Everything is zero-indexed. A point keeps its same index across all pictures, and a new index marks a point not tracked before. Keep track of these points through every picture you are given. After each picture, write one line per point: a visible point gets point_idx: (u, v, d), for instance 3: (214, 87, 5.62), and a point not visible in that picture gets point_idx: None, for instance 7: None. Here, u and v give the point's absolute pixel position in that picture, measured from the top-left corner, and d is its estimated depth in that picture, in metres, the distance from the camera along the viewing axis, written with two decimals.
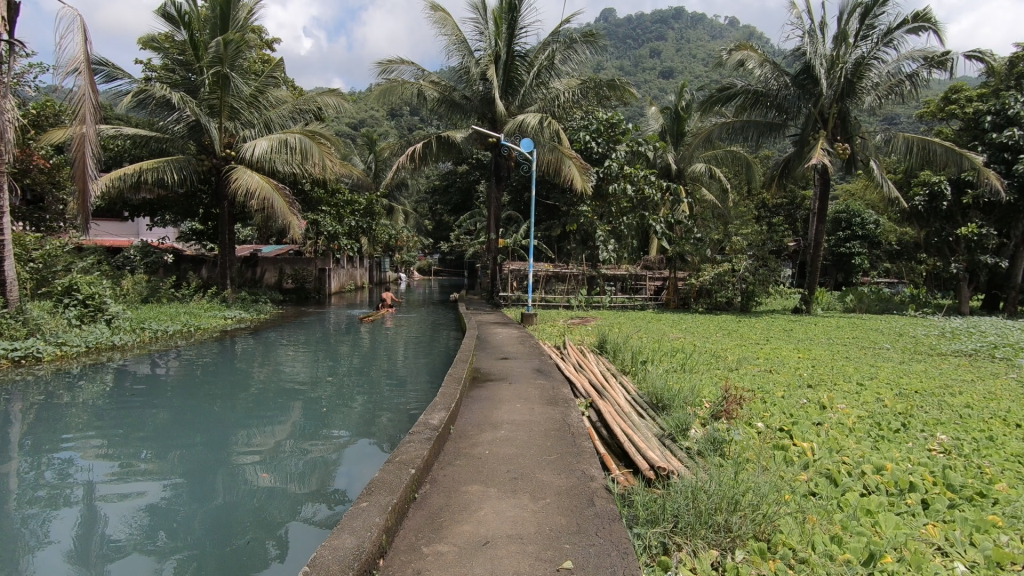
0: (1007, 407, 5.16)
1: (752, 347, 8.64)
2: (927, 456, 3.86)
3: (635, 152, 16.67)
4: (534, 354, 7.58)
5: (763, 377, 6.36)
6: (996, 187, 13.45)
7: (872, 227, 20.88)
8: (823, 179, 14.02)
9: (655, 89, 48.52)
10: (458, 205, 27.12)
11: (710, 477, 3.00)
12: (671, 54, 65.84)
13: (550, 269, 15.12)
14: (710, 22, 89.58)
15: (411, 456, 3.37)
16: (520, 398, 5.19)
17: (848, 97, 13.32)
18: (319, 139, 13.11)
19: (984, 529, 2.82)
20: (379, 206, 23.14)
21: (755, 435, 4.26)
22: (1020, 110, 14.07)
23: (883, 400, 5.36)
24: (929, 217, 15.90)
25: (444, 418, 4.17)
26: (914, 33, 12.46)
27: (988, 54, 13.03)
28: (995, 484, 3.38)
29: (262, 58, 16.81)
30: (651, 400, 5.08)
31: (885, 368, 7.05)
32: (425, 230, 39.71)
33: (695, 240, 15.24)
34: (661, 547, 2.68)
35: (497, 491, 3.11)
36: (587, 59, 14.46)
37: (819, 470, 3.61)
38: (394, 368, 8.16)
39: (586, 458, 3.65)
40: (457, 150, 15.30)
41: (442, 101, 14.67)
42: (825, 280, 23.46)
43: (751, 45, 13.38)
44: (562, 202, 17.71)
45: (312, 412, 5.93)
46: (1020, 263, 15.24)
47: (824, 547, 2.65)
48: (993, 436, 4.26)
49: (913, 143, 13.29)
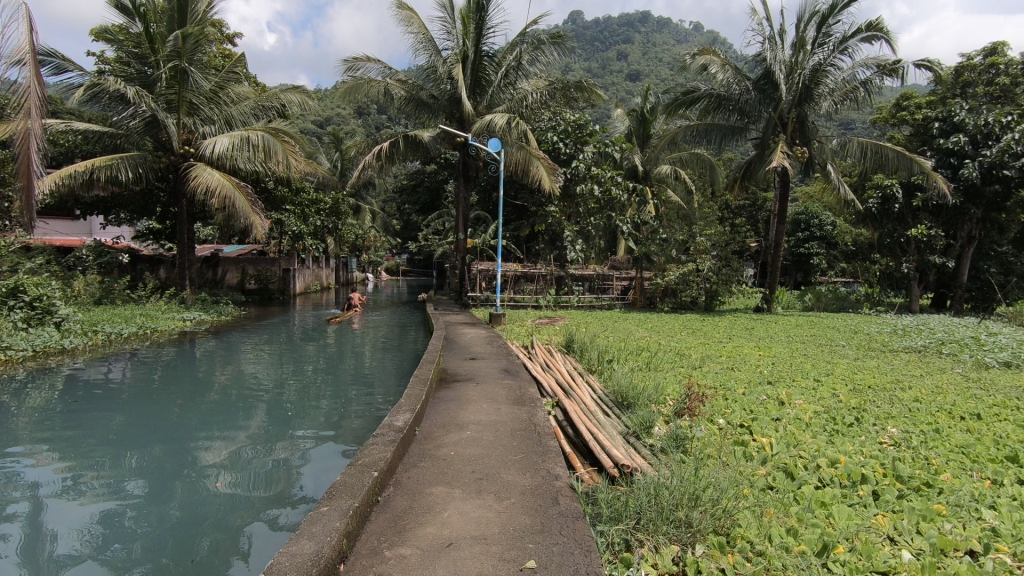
0: (952, 401, 5.39)
1: (715, 345, 8.80)
2: (878, 448, 4.01)
3: (602, 153, 16.65)
4: (500, 354, 7.60)
5: (724, 374, 6.51)
6: (944, 191, 14.08)
7: (829, 227, 21.61)
8: (783, 181, 14.41)
9: (622, 93, 49.49)
10: (426, 205, 26.98)
11: (672, 474, 3.06)
12: (639, 57, 66.67)
13: (519, 270, 14.95)
14: (675, 28, 91.50)
15: (374, 458, 3.32)
16: (486, 398, 5.20)
17: (805, 103, 13.60)
18: (283, 137, 12.83)
19: (929, 517, 2.95)
20: (347, 205, 22.75)
21: (717, 431, 4.36)
22: (965, 117, 14.86)
23: (838, 396, 5.55)
24: (882, 219, 16.56)
25: (410, 420, 4.14)
26: (867, 42, 12.93)
27: (937, 62, 13.64)
28: (939, 474, 3.54)
29: (223, 53, 16.39)
30: (616, 399, 5.13)
31: (840, 364, 7.30)
32: (393, 230, 39.23)
33: (661, 240, 15.50)
34: (623, 544, 2.70)
35: (461, 493, 3.08)
36: (555, 60, 14.54)
37: (776, 464, 3.71)
38: (361, 369, 8.09)
39: (551, 457, 3.66)
40: (424, 150, 15.18)
41: (410, 100, 14.59)
42: (786, 280, 24.16)
43: (714, 50, 13.69)
44: (530, 202, 17.70)
45: (277, 415, 5.84)
46: (965, 262, 16.04)
47: (781, 539, 2.72)
48: (939, 428, 4.46)
49: (867, 148, 13.81)
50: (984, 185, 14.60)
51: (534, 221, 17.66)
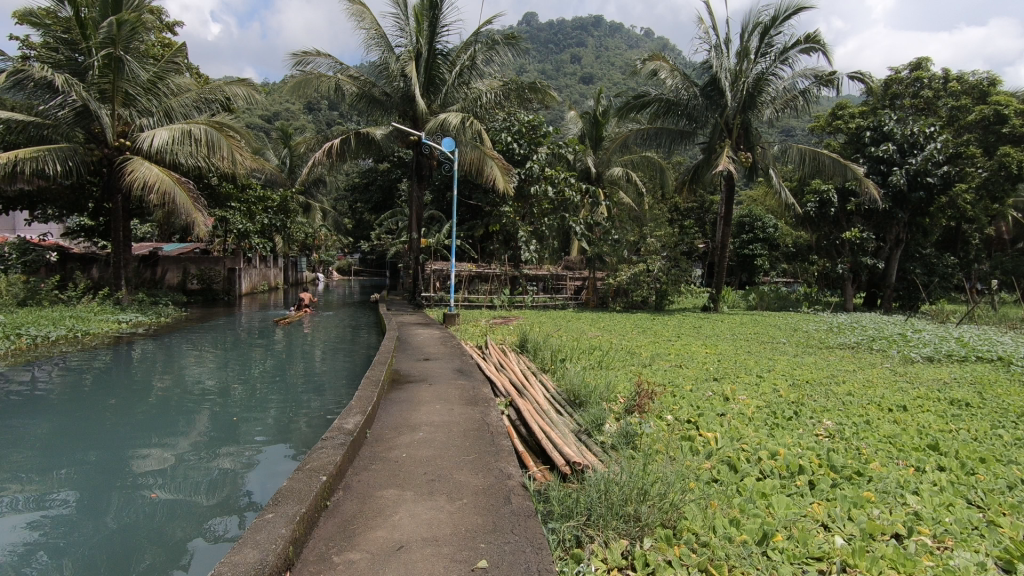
0: (882, 394, 5.72)
1: (664, 343, 9.04)
2: (814, 440, 4.22)
3: (556, 154, 16.83)
4: (454, 355, 7.58)
5: (673, 372, 6.69)
6: (875, 196, 14.94)
7: (772, 230, 22.60)
8: (728, 185, 14.94)
9: (576, 95, 50.16)
10: (379, 204, 26.57)
11: (622, 470, 3.12)
12: (592, 60, 67.71)
13: (474, 269, 15.06)
14: (626, 33, 93.48)
15: (323, 462, 3.24)
16: (439, 398, 5.17)
17: (749, 109, 14.17)
18: (227, 131, 12.35)
19: (860, 504, 3.12)
20: (296, 202, 22.09)
21: (665, 427, 4.48)
22: (893, 127, 15.81)
23: (778, 391, 5.81)
24: (820, 222, 17.42)
25: (361, 422, 4.06)
26: (805, 53, 13.57)
27: (869, 74, 14.44)
28: (869, 463, 3.76)
29: (162, 42, 15.63)
30: (569, 397, 5.19)
31: (781, 361, 7.62)
32: (344, 228, 38.38)
33: (612, 241, 15.81)
34: (574, 540, 2.74)
35: (414, 494, 3.05)
36: (509, 61, 14.59)
37: (720, 457, 3.85)
38: (311, 372, 7.89)
39: (504, 457, 3.67)
40: (377, 148, 14.93)
41: (362, 97, 14.35)
42: (732, 280, 25.04)
43: (663, 56, 14.10)
44: (485, 202, 17.68)
45: (221, 421, 5.62)
46: (893, 263, 17.06)
47: (724, 529, 2.83)
48: (869, 420, 4.73)
49: (805, 155, 14.54)
50: (910, 191, 15.77)
51: (488, 221, 17.65)
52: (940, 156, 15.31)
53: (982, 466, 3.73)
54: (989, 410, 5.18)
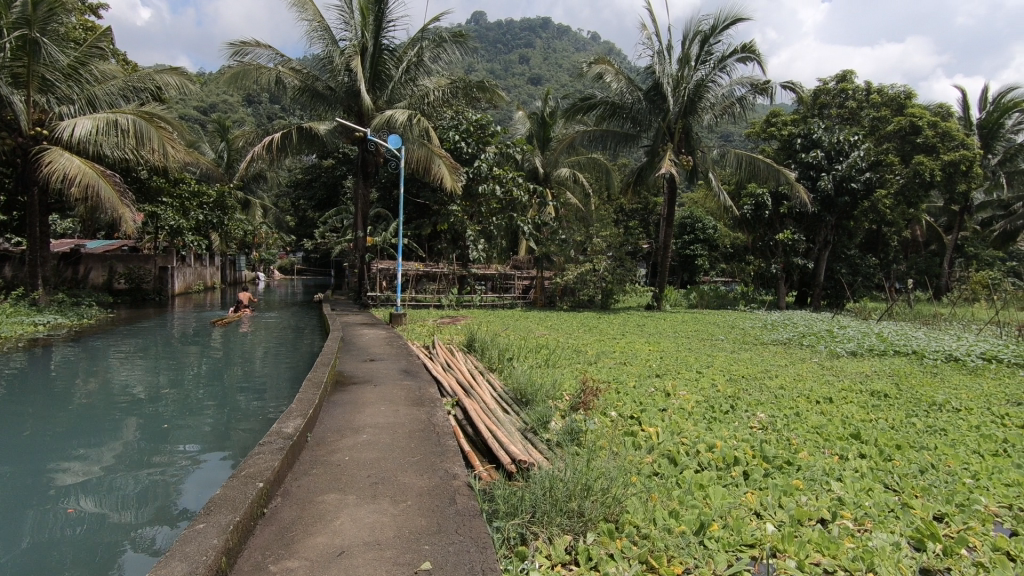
0: (810, 387, 6.04)
1: (609, 342, 9.22)
2: (749, 432, 4.41)
3: (504, 154, 16.89)
4: (400, 355, 7.47)
5: (617, 369, 6.84)
6: (805, 200, 15.77)
7: (712, 231, 23.64)
8: (671, 188, 15.40)
9: (525, 95, 50.49)
10: (323, 201, 25.91)
11: (567, 466, 3.16)
12: (539, 61, 68.18)
13: (421, 268, 14.92)
14: (573, 36, 94.90)
15: (259, 468, 3.12)
16: (384, 400, 5.07)
17: (690, 115, 14.67)
18: (159, 122, 11.71)
19: (789, 491, 3.29)
20: (233, 198, 21.15)
21: (609, 423, 4.58)
22: (821, 135, 16.75)
23: (716, 386, 6.05)
24: (755, 224, 18.23)
25: (301, 426, 3.94)
26: (742, 62, 14.16)
27: (800, 84, 15.21)
28: (798, 452, 3.96)
29: (85, 25, 14.64)
30: (516, 396, 5.21)
31: (719, 357, 7.93)
32: (286, 226, 37.13)
33: (560, 241, 16.01)
34: (518, 538, 2.76)
35: (356, 498, 2.98)
36: (457, 59, 14.49)
37: (661, 451, 3.97)
38: (251, 375, 7.61)
39: (449, 457, 3.65)
40: (320, 143, 14.51)
41: (304, 91, 13.92)
42: (674, 279, 25.85)
43: (608, 60, 14.44)
44: (433, 201, 17.51)
45: (152, 428, 5.34)
46: (822, 264, 18.07)
47: (664, 521, 2.92)
48: (799, 412, 4.99)
49: (742, 159, 15.17)
50: (836, 196, 16.73)
51: (436, 220, 17.50)
52: (863, 164, 16.35)
53: (898, 452, 4.01)
54: (904, 399, 5.58)
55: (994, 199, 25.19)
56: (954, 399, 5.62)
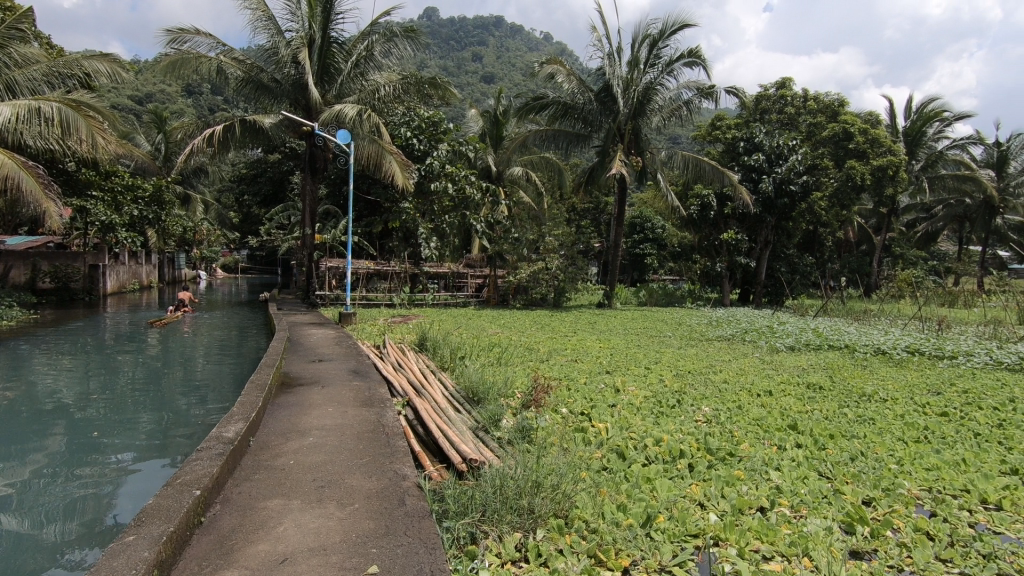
0: (752, 381, 6.30)
1: (560, 339, 9.32)
2: (694, 426, 4.55)
3: (456, 151, 16.77)
4: (349, 355, 7.31)
5: (569, 366, 6.91)
6: (748, 201, 16.40)
7: (660, 231, 24.32)
8: (621, 188, 15.70)
9: (477, 94, 50.38)
10: (269, 197, 25.08)
11: (517, 463, 3.17)
12: (493, 59, 68.12)
13: (371, 267, 14.61)
14: (527, 36, 95.34)
15: (196, 475, 2.97)
16: (332, 401, 4.94)
17: (639, 116, 14.99)
18: (87, 110, 11.03)
19: (731, 482, 3.41)
20: (171, 192, 20.15)
21: (560, 420, 4.63)
22: (761, 139, 17.47)
23: (664, 381, 6.22)
24: (701, 224, 18.81)
25: (243, 430, 3.78)
26: (689, 66, 14.56)
27: (742, 90, 15.77)
28: (740, 444, 4.11)
29: (3, 5, 13.62)
30: (467, 395, 5.18)
31: (666, 353, 8.16)
32: (230, 223, 35.72)
33: (512, 239, 16.05)
34: (469, 537, 2.75)
35: (301, 503, 2.89)
36: (409, 55, 14.20)
37: (610, 446, 4.04)
38: (191, 378, 7.30)
39: (399, 457, 3.60)
40: (265, 137, 14.02)
41: (248, 82, 13.39)
42: (624, 278, 26.40)
43: (560, 60, 14.58)
44: (383, 198, 17.22)
45: (81, 435, 5.05)
46: (763, 262, 18.88)
47: (612, 515, 2.97)
48: (742, 405, 5.18)
49: (689, 161, 15.63)
50: (776, 197, 17.48)
51: (387, 217, 17.22)
52: (800, 167, 17.15)
53: (831, 441, 4.23)
54: (837, 391, 5.89)
55: (917, 202, 26.94)
56: (882, 390, 5.98)
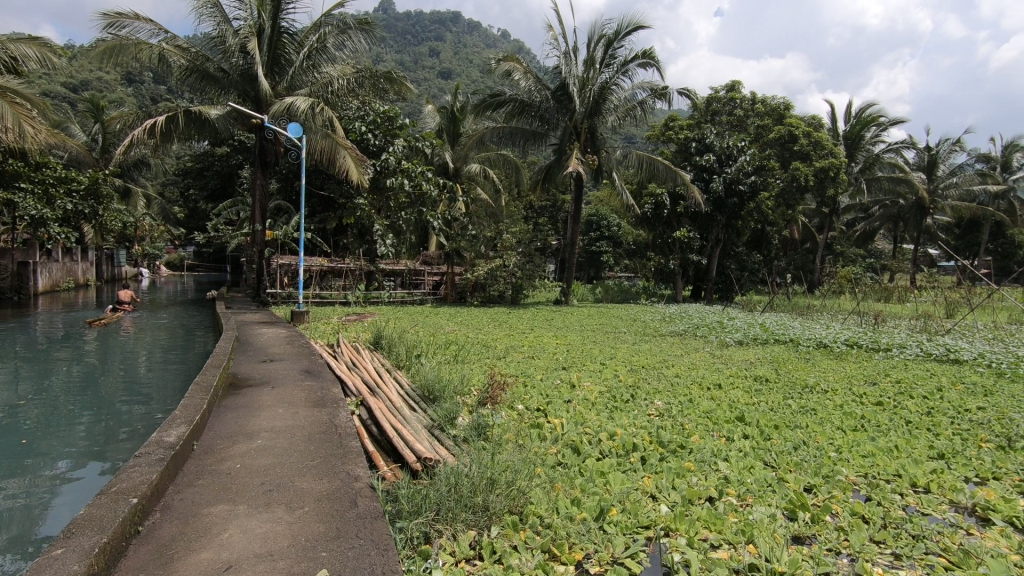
0: (703, 375, 6.49)
1: (518, 336, 9.36)
2: (647, 419, 4.65)
3: (413, 147, 16.54)
4: (301, 354, 7.11)
5: (525, 363, 6.95)
6: (699, 200, 16.87)
7: (615, 228, 24.73)
8: (577, 186, 15.87)
9: (434, 89, 49.97)
10: (216, 191, 24.15)
11: (473, 460, 3.17)
12: (450, 56, 67.68)
13: (326, 264, 14.22)
14: (484, 32, 95.09)
15: (134, 482, 2.83)
16: (282, 402, 4.80)
17: (595, 116, 15.18)
18: (12, 97, 10.32)
19: (681, 474, 3.49)
20: (109, 185, 19.12)
21: (516, 417, 4.65)
22: (712, 140, 17.97)
23: (619, 376, 6.33)
24: (655, 223, 19.23)
25: (186, 434, 3.63)
26: (643, 67, 14.83)
27: (694, 91, 16.17)
28: (690, 436, 4.22)
29: None
30: (422, 393, 5.13)
31: (621, 349, 8.31)
32: (174, 218, 34.24)
33: (470, 236, 15.99)
34: (422, 537, 2.71)
35: (247, 508, 2.79)
36: (363, 48, 13.92)
37: (565, 441, 4.07)
38: (132, 380, 6.95)
39: (352, 458, 3.53)
40: (212, 129, 13.48)
41: (193, 71, 12.83)
42: (581, 275, 26.73)
43: (516, 57, 14.62)
44: (338, 193, 16.85)
45: (10, 443, 4.74)
46: (713, 260, 19.48)
47: (566, 509, 3.00)
48: (693, 398, 5.32)
49: (643, 160, 15.93)
50: (726, 197, 18.05)
51: (341, 214, 16.86)
52: (748, 168, 17.77)
53: (775, 431, 4.40)
54: (781, 383, 6.15)
55: (857, 203, 28.33)
56: (823, 381, 6.26)
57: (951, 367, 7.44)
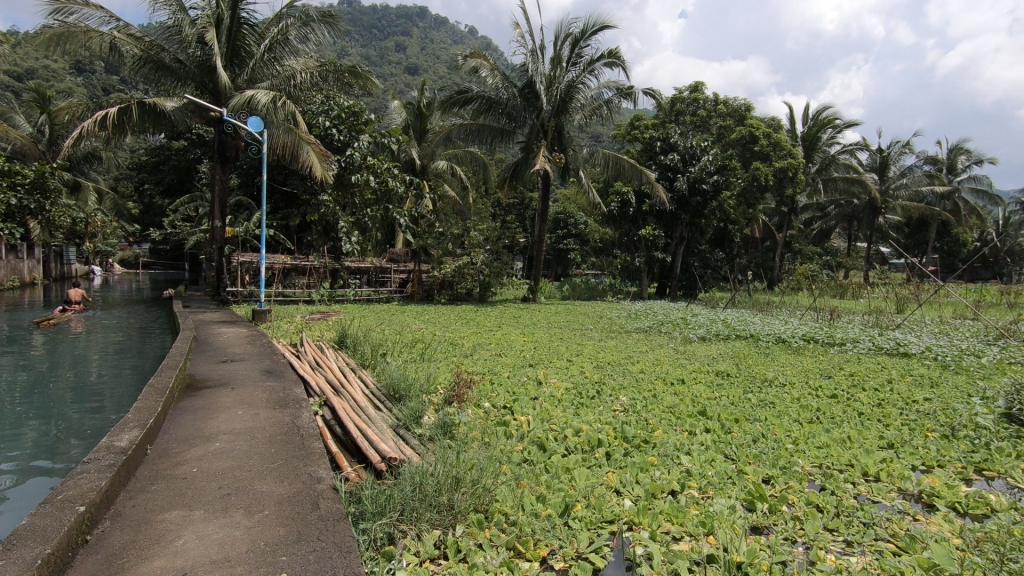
0: (667, 370, 6.61)
1: (485, 334, 9.33)
2: (612, 415, 4.71)
3: (379, 143, 16.31)
4: (262, 354, 6.93)
5: (492, 360, 6.94)
6: (664, 199, 17.14)
7: (582, 226, 24.93)
8: (544, 183, 15.92)
9: (401, 85, 49.42)
10: (173, 186, 23.36)
11: (438, 459, 3.14)
12: (417, 51, 66.99)
13: (289, 261, 13.88)
14: (451, 28, 94.43)
15: (82, 489, 2.72)
16: (242, 403, 4.68)
17: (562, 114, 15.25)
18: None
19: (645, 468, 3.55)
20: (57, 179, 18.28)
21: (482, 415, 4.64)
22: (676, 140, 18.27)
23: (585, 372, 6.39)
24: (621, 221, 19.47)
25: (138, 438, 3.50)
26: (609, 66, 14.96)
27: (658, 91, 16.42)
28: (654, 431, 4.29)
29: None
30: (388, 392, 5.07)
31: (587, 345, 8.39)
32: (128, 214, 32.95)
33: (437, 234, 15.87)
34: (386, 538, 2.68)
35: (203, 513, 2.71)
36: (326, 41, 13.63)
37: (531, 439, 4.09)
38: (82, 383, 6.68)
39: (314, 459, 3.46)
40: (168, 122, 13.03)
41: (146, 62, 12.36)
42: (548, 273, 26.89)
43: (483, 54, 14.56)
44: (301, 189, 16.50)
45: None
46: (678, 257, 19.84)
47: (531, 506, 3.01)
48: (656, 394, 5.42)
49: (609, 159, 16.09)
50: (689, 196, 18.40)
51: (305, 210, 16.52)
52: (711, 167, 18.15)
53: (736, 425, 4.51)
54: (742, 377, 6.31)
55: (814, 202, 29.27)
56: (781, 375, 6.45)
57: (901, 360, 7.77)
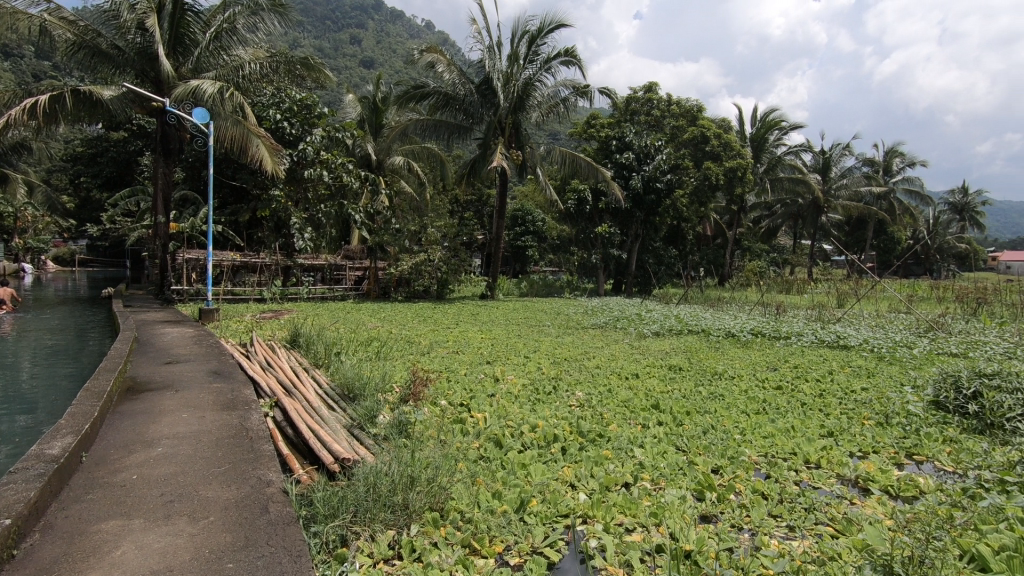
0: (622, 365, 6.73)
1: (442, 331, 9.26)
2: (568, 410, 4.76)
3: (332, 138, 15.94)
4: (209, 356, 6.66)
5: (449, 358, 6.89)
6: (619, 197, 17.42)
7: (540, 223, 25.07)
8: (502, 180, 15.92)
9: (357, 78, 48.36)
10: (112, 179, 22.15)
11: (392, 459, 3.10)
12: (372, 44, 65.71)
13: (237, 259, 13.45)
14: (408, 22, 93.05)
15: (7, 501, 2.55)
16: (187, 406, 4.49)
17: (519, 111, 15.27)
18: None
19: (599, 461, 3.61)
20: None
21: (438, 413, 4.61)
22: (631, 139, 18.58)
23: (541, 368, 6.43)
24: (578, 218, 19.67)
25: (72, 445, 3.31)
26: (565, 65, 15.07)
27: (613, 91, 16.65)
28: (608, 425, 4.35)
29: None
30: (342, 392, 4.96)
31: (544, 342, 8.44)
32: (62, 208, 31.09)
33: (393, 230, 15.64)
34: (339, 540, 2.63)
35: (143, 522, 2.59)
36: (276, 31, 13.21)
37: (488, 436, 4.08)
38: (11, 389, 6.27)
39: (263, 463, 3.35)
40: (105, 112, 12.35)
41: (81, 47, 11.68)
42: (507, 270, 26.91)
43: (440, 49, 14.43)
44: (251, 184, 15.94)
45: None
46: (633, 254, 20.21)
47: (487, 503, 3.01)
48: (611, 389, 5.50)
49: (566, 157, 16.22)
50: (644, 194, 18.76)
51: (255, 206, 15.98)
52: (665, 166, 18.54)
53: (687, 417, 4.64)
54: (693, 371, 6.49)
55: (762, 201, 30.35)
56: (730, 368, 6.67)
57: (841, 352, 8.15)
